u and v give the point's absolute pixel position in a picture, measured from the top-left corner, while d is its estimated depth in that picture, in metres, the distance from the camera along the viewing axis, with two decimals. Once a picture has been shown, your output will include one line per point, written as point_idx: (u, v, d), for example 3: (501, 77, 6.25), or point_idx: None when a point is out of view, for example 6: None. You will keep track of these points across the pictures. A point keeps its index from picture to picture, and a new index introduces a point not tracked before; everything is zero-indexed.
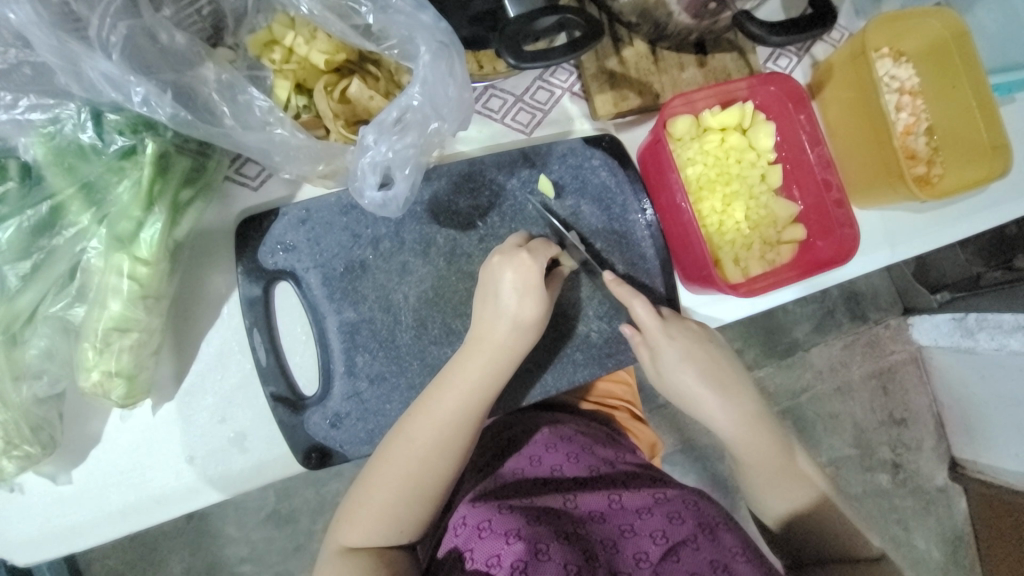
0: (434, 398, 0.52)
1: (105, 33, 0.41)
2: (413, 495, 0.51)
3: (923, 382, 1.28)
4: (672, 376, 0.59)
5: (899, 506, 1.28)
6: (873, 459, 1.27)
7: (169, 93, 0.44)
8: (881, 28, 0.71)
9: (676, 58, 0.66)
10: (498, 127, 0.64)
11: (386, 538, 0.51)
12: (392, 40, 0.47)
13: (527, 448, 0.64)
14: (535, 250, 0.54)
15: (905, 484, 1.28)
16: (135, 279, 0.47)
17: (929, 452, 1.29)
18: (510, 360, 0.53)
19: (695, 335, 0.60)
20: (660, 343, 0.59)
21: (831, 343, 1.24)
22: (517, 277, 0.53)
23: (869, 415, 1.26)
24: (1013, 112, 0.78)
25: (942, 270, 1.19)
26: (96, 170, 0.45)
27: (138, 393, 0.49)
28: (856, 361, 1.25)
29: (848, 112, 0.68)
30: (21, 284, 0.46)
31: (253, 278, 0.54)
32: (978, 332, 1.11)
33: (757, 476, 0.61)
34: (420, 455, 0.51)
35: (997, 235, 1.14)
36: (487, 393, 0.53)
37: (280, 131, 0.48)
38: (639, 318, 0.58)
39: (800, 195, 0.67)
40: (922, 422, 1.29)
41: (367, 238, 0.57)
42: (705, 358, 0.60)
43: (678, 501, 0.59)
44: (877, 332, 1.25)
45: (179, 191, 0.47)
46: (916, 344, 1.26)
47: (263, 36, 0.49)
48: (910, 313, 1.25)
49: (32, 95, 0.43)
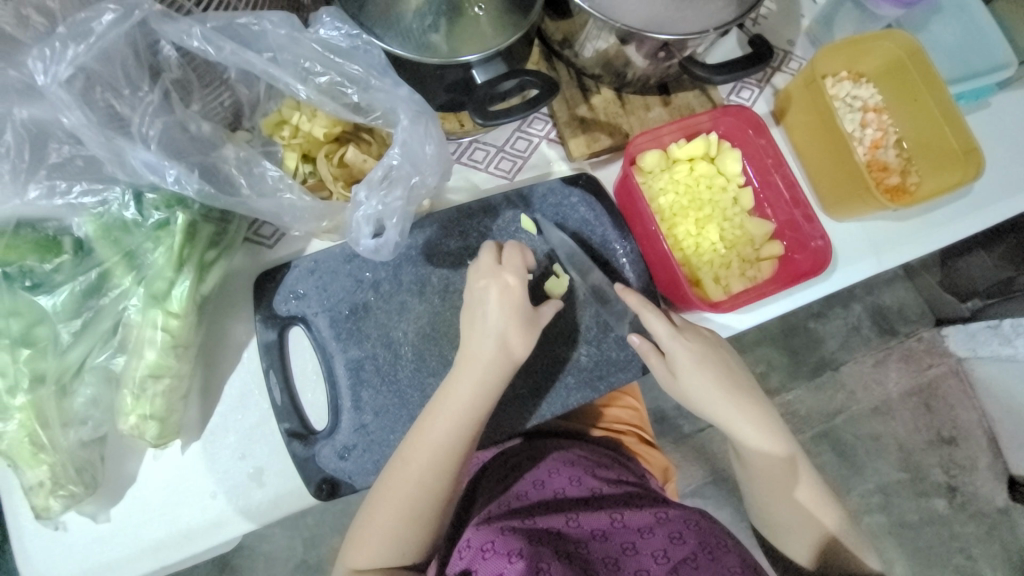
0: (430, 418, 0.56)
1: (145, 128, 0.50)
2: (413, 517, 0.54)
3: (968, 397, 1.33)
4: (686, 381, 0.62)
5: (959, 533, 1.30)
6: (924, 482, 1.30)
7: (196, 172, 0.52)
8: (836, 54, 0.76)
9: (642, 100, 0.73)
10: (483, 176, 0.71)
11: (390, 558, 0.54)
12: (377, 112, 0.56)
13: (531, 472, 0.66)
14: (518, 272, 0.59)
15: (963, 509, 1.31)
16: (168, 331, 0.54)
17: (984, 471, 1.32)
18: (498, 378, 0.57)
19: (706, 343, 0.63)
20: (673, 349, 0.62)
21: (861, 360, 1.31)
22: (503, 298, 0.58)
23: (913, 435, 1.31)
24: (989, 116, 0.81)
25: (972, 278, 1.23)
26: (136, 240, 0.53)
27: (169, 433, 0.55)
28: (890, 377, 1.30)
29: (812, 133, 0.73)
30: (72, 340, 0.53)
31: (269, 324, 0.60)
32: (1016, 338, 1.16)
33: (760, 486, 0.65)
34: (417, 474, 0.54)
35: (1016, 238, 1.12)
36: (477, 411, 0.56)
37: (290, 195, 0.56)
38: (651, 324, 0.62)
39: (773, 214, 0.71)
40: (973, 439, 1.32)
41: (368, 282, 0.63)
42: (717, 366, 0.63)
43: (680, 521, 0.61)
44: (909, 347, 1.32)
45: (205, 253, 0.55)
46: (956, 356, 1.32)
47: (274, 118, 0.58)
48: (942, 322, 1.32)
49: (83, 182, 0.52)
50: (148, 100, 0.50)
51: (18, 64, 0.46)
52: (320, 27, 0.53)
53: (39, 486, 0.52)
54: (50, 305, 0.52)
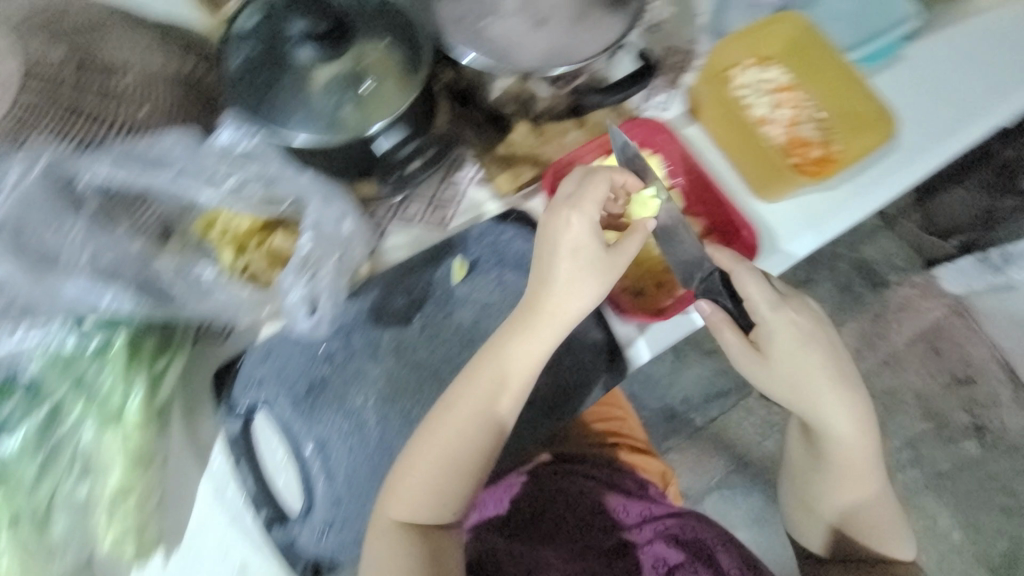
0: (479, 372, 0.55)
1: (75, 258, 0.53)
2: (455, 471, 0.55)
3: (975, 333, 1.31)
4: (794, 365, 0.59)
5: (996, 472, 1.27)
6: (949, 428, 1.29)
7: (132, 289, 0.54)
8: (735, 45, 0.79)
9: (557, 126, 0.75)
10: (417, 229, 0.73)
11: (429, 515, 0.55)
12: (287, 200, 0.60)
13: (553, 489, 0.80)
14: (592, 209, 0.55)
15: (996, 447, 1.28)
16: (130, 446, 0.55)
17: (1007, 405, 1.29)
18: (565, 326, 0.56)
19: (806, 328, 0.60)
20: (766, 323, 0.59)
21: (858, 316, 1.33)
22: (571, 237, 0.55)
23: (927, 382, 1.31)
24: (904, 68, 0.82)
25: (951, 215, 1.24)
26: (84, 365, 0.55)
27: (148, 544, 0.57)
28: (893, 329, 1.32)
29: (725, 125, 0.76)
30: (36, 479, 0.54)
31: (232, 415, 0.62)
32: (1005, 267, 1.14)
33: (846, 478, 0.63)
34: (461, 425, 0.55)
35: (994, 162, 1.13)
36: (526, 364, 0.55)
37: (222, 294, 0.60)
38: (744, 288, 0.60)
39: (702, 211, 0.73)
40: (990, 375, 1.30)
41: (322, 355, 0.64)
42: (821, 357, 0.59)
43: (677, 528, 0.73)
44: (904, 295, 1.33)
45: (153, 363, 0.57)
46: (953, 295, 1.31)
47: (205, 217, 0.60)
48: (932, 263, 1.32)
49: (24, 325, 0.53)
50: (73, 235, 0.53)
51: None
52: (219, 139, 0.57)
53: None
54: (10, 448, 0.53)
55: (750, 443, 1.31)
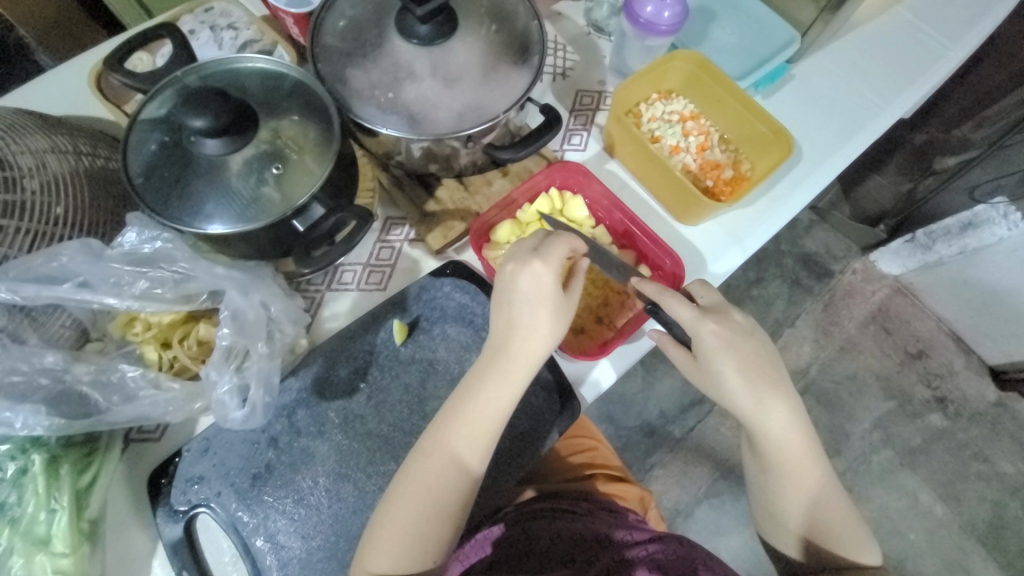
0: (455, 416, 0.58)
1: None
2: (435, 514, 0.57)
3: (919, 308, 1.40)
4: (720, 368, 0.62)
5: (966, 440, 1.32)
6: (914, 403, 1.34)
7: (44, 408, 0.52)
8: (639, 84, 0.84)
9: (482, 177, 0.77)
10: (357, 295, 0.73)
11: (410, 559, 0.57)
12: (203, 292, 0.59)
13: (530, 529, 0.74)
14: (547, 257, 0.59)
15: (960, 415, 1.34)
16: (60, 572, 0.51)
17: (964, 371, 1.37)
18: (532, 365, 0.60)
19: (733, 330, 0.63)
20: (698, 330, 0.62)
21: (812, 309, 1.39)
22: (531, 285, 0.58)
23: (885, 361, 1.37)
24: (797, 86, 0.90)
25: (876, 201, 1.36)
26: (2, 493, 0.51)
27: None
28: (845, 316, 1.39)
29: (639, 159, 0.79)
30: None
31: (173, 519, 0.58)
32: (933, 245, 1.24)
33: (792, 477, 0.65)
34: (439, 470, 0.57)
35: (908, 147, 1.24)
36: (500, 406, 0.59)
37: (149, 392, 0.57)
38: (671, 308, 0.63)
39: (630, 243, 0.76)
40: (941, 344, 1.38)
41: (265, 440, 0.63)
42: (748, 357, 0.62)
43: (662, 551, 0.69)
44: (849, 281, 1.41)
45: (77, 480, 0.53)
46: (892, 276, 1.41)
47: (123, 318, 0.59)
48: (870, 248, 1.42)
49: None
50: None
51: None
52: (122, 242, 0.57)
53: None
54: None
55: (727, 448, 1.33)
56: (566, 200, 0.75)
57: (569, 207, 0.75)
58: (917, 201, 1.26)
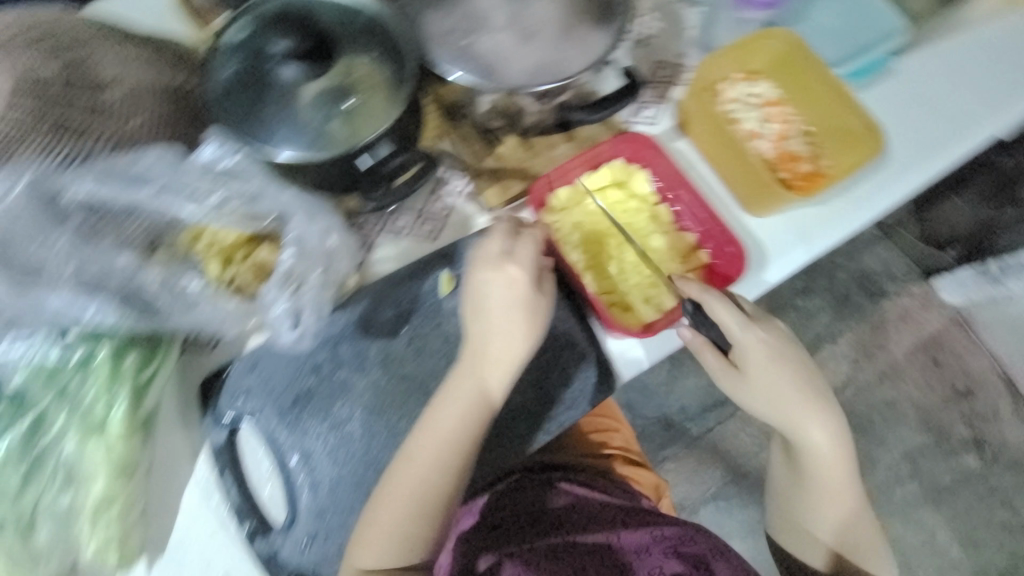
0: (435, 417, 0.58)
1: (60, 268, 0.54)
2: (418, 513, 0.57)
3: (975, 344, 1.31)
4: (766, 379, 0.63)
5: (998, 486, 1.26)
6: (950, 441, 1.27)
7: (116, 302, 0.55)
8: (723, 60, 0.79)
9: (546, 138, 0.75)
10: (407, 242, 0.73)
11: (397, 557, 0.57)
12: (270, 215, 0.60)
13: (534, 502, 0.75)
14: (520, 256, 0.59)
15: (997, 460, 1.26)
16: (112, 457, 0.55)
17: (1008, 418, 1.28)
18: (512, 370, 0.58)
19: (781, 348, 0.63)
20: (747, 343, 0.62)
21: (856, 327, 1.31)
22: (506, 286, 0.58)
23: (928, 394, 1.29)
24: (896, 83, 0.82)
25: (950, 223, 1.26)
26: (68, 377, 0.54)
27: (130, 553, 0.58)
28: (892, 340, 1.31)
29: (713, 139, 0.75)
30: (22, 487, 0.54)
31: (218, 424, 0.62)
32: (1005, 278, 1.18)
33: (822, 489, 0.67)
34: (419, 471, 0.57)
35: (994, 173, 1.18)
36: (482, 402, 0.58)
37: (205, 305, 0.60)
38: (721, 317, 0.62)
39: (691, 224, 0.72)
40: (990, 386, 1.29)
41: (309, 366, 0.65)
42: (794, 372, 0.63)
43: (674, 537, 0.70)
44: (905, 305, 1.31)
45: (136, 375, 0.56)
46: (954, 306, 1.31)
47: (190, 230, 0.60)
48: (930, 275, 1.32)
49: (10, 335, 0.53)
50: (58, 246, 0.54)
51: None
52: (200, 156, 0.58)
53: None
54: None
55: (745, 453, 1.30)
56: (632, 172, 0.73)
57: (635, 180, 0.72)
58: (995, 229, 1.20)
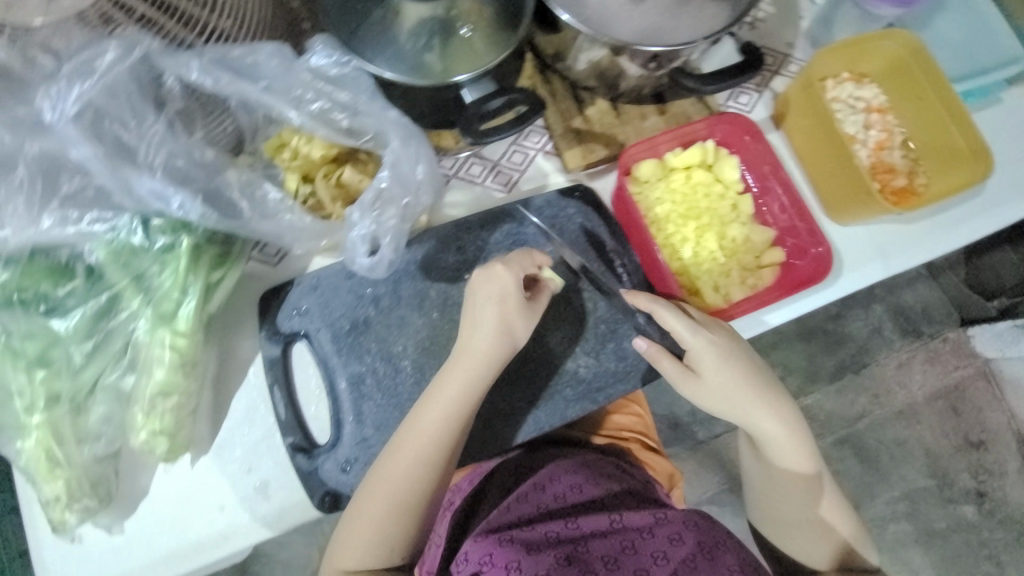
0: (423, 411, 0.56)
1: (152, 157, 0.53)
2: (403, 509, 0.55)
3: (996, 399, 1.26)
4: (715, 377, 0.61)
5: (988, 540, 1.22)
6: (952, 488, 1.23)
7: (200, 198, 0.54)
8: (834, 56, 0.75)
9: (637, 109, 0.73)
10: (480, 190, 0.72)
11: (376, 556, 0.55)
12: (367, 135, 0.59)
13: (532, 476, 0.66)
14: (510, 262, 0.59)
15: (992, 515, 1.23)
16: (175, 349, 0.56)
17: (1014, 476, 1.24)
18: (487, 374, 0.57)
19: (734, 341, 0.63)
20: (698, 346, 0.61)
21: (885, 363, 1.26)
22: (490, 292, 0.58)
23: (941, 441, 1.24)
24: (1005, 112, 0.77)
25: (998, 274, 1.21)
26: (145, 263, 0.56)
27: (179, 448, 0.57)
28: (915, 380, 1.25)
29: (811, 137, 0.72)
30: (84, 361, 0.55)
31: (274, 339, 0.62)
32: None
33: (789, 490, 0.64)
34: (404, 465, 0.55)
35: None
36: (465, 404, 0.56)
37: (289, 216, 0.58)
38: (667, 323, 0.61)
39: (773, 220, 0.70)
40: (1002, 443, 1.25)
41: (368, 297, 0.64)
42: (744, 365, 0.62)
43: (679, 522, 0.59)
44: (934, 347, 1.27)
45: (210, 273, 0.57)
46: (983, 357, 1.26)
47: (275, 141, 0.60)
48: (966, 322, 1.28)
49: (93, 211, 0.53)
50: (154, 130, 0.53)
51: (26, 101, 0.50)
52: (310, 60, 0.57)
53: (55, 501, 0.54)
54: (62, 328, 0.55)
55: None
56: (723, 156, 0.69)
57: (723, 164, 0.69)
58: None
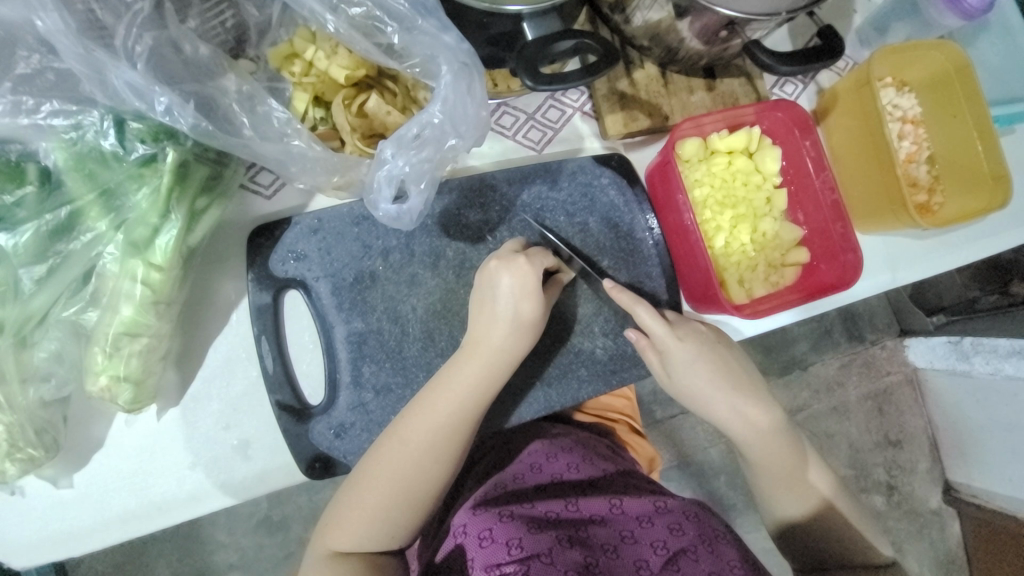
0: (434, 399, 0.51)
1: (131, 43, 0.42)
2: (407, 498, 0.51)
3: (919, 405, 1.27)
4: (679, 376, 0.60)
5: (893, 528, 1.26)
6: (867, 479, 1.25)
7: (192, 103, 0.44)
8: (885, 58, 0.72)
9: (686, 81, 0.67)
10: (509, 144, 0.64)
11: (373, 542, 0.51)
12: (414, 59, 0.49)
13: (528, 455, 0.62)
14: (532, 256, 0.54)
15: (900, 506, 1.26)
16: (148, 285, 0.47)
17: (923, 475, 1.28)
18: (507, 364, 0.53)
19: (703, 340, 0.60)
20: (666, 346, 0.59)
21: (827, 362, 1.22)
22: (514, 281, 0.53)
23: (865, 436, 1.25)
24: (1012, 143, 0.78)
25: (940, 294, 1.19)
26: (116, 177, 0.46)
27: (145, 398, 0.50)
28: (851, 381, 1.23)
29: (853, 139, 0.70)
30: (35, 287, 0.47)
31: (263, 285, 0.54)
32: (973, 355, 1.11)
33: (768, 475, 0.62)
34: (411, 455, 0.50)
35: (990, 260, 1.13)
36: (482, 394, 0.52)
37: (297, 142, 0.48)
38: (644, 322, 0.59)
39: (804, 219, 0.68)
40: (917, 444, 1.27)
41: (377, 249, 0.57)
42: (710, 357, 0.60)
43: (679, 512, 0.57)
44: (872, 353, 1.24)
45: (195, 199, 0.48)
46: (912, 365, 1.25)
47: (284, 49, 0.50)
48: (906, 334, 1.24)
49: (55, 101, 0.44)
50: (136, 9, 0.42)
51: None
52: None
53: None
54: (9, 245, 0.46)
55: (696, 447, 1.14)
56: (767, 146, 0.66)
57: (767, 155, 0.66)
58: (977, 310, 1.13)
